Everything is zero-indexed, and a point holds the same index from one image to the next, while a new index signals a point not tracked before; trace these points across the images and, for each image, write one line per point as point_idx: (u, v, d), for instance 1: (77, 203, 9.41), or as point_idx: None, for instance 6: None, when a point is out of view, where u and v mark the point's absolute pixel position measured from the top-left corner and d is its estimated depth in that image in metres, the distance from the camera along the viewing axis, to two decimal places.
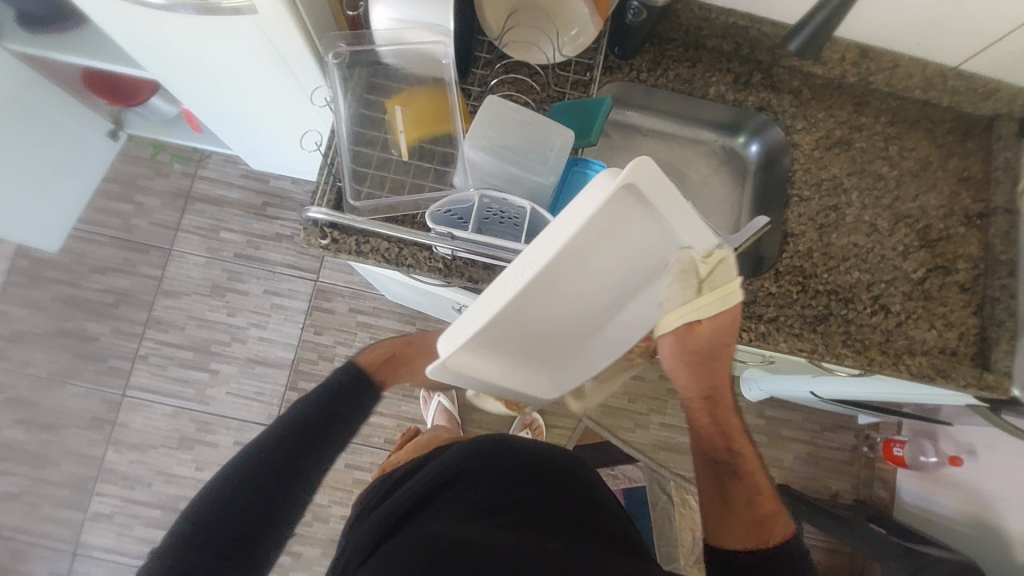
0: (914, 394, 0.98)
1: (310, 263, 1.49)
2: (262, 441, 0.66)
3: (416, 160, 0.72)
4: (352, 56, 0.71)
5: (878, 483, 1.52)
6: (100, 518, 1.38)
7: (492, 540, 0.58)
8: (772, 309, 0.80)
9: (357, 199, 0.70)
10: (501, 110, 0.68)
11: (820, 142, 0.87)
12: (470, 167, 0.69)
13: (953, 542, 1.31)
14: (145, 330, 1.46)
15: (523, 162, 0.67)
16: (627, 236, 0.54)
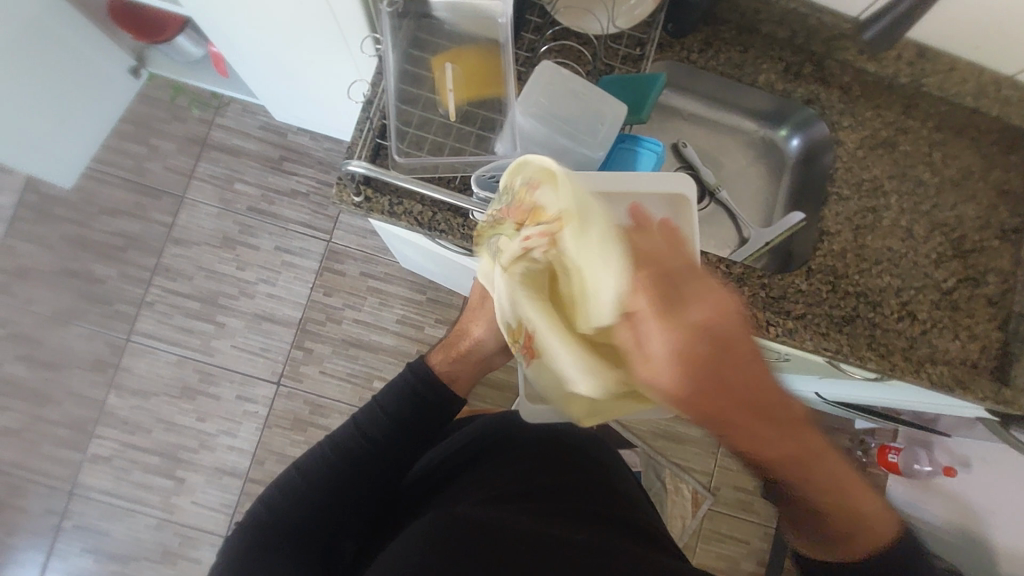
0: (922, 403, 0.99)
1: (324, 223, 1.47)
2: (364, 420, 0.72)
3: (460, 123, 0.69)
4: (404, 6, 0.69)
5: None
6: (98, 460, 1.38)
7: (518, 523, 0.56)
8: (801, 307, 0.80)
9: (397, 157, 0.68)
10: (552, 76, 0.66)
11: (864, 141, 0.86)
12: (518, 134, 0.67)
13: (938, 549, 1.33)
14: (153, 276, 1.44)
15: (575, 132, 0.65)
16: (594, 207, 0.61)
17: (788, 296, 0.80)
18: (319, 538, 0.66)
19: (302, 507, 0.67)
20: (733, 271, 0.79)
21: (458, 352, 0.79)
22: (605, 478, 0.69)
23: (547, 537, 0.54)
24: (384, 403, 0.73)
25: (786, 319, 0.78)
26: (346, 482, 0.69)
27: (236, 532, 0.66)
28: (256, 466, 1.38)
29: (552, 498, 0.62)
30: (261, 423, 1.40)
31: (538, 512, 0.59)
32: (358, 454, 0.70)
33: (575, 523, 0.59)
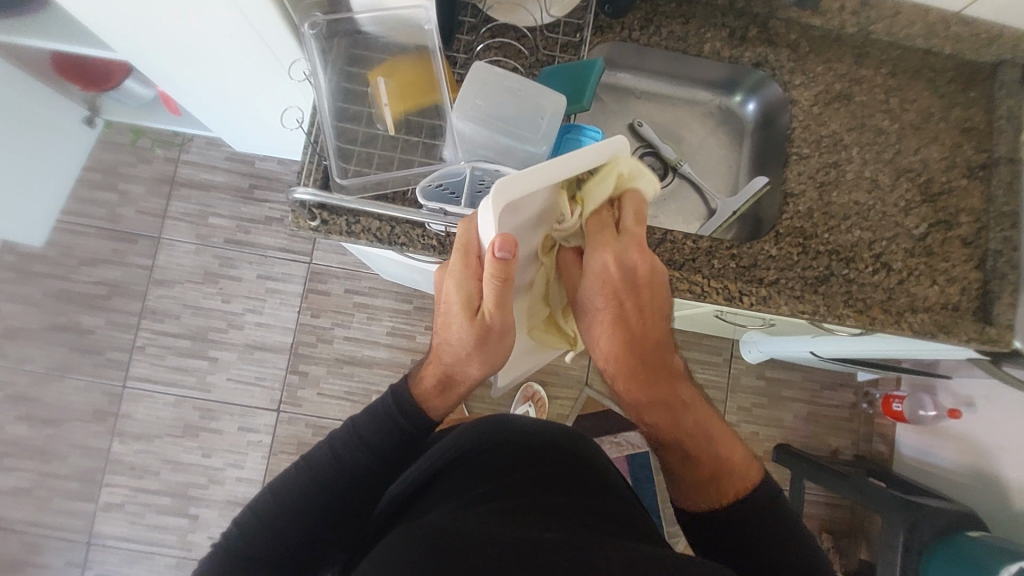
0: (914, 349, 0.98)
1: (302, 246, 1.47)
2: (341, 440, 0.74)
3: (404, 135, 0.69)
4: (329, 26, 0.68)
5: (877, 438, 1.54)
6: (111, 507, 1.39)
7: (486, 527, 0.56)
8: (773, 273, 0.79)
9: (344, 177, 0.68)
10: (485, 75, 0.65)
11: (819, 97, 0.84)
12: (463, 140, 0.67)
13: (952, 492, 1.33)
14: (141, 320, 1.44)
15: (520, 129, 0.65)
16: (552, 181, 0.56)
17: (758, 264, 0.79)
18: (287, 559, 0.70)
19: (273, 533, 0.70)
20: (700, 245, 0.78)
21: (457, 394, 0.74)
22: (583, 466, 0.70)
23: (513, 538, 0.54)
24: (362, 433, 0.74)
25: (759, 287, 0.78)
26: (318, 507, 0.71)
27: (205, 555, 0.70)
28: None
29: (525, 494, 0.63)
30: (265, 452, 1.41)
31: (509, 513, 0.59)
32: (332, 484, 0.72)
33: (547, 519, 0.59)
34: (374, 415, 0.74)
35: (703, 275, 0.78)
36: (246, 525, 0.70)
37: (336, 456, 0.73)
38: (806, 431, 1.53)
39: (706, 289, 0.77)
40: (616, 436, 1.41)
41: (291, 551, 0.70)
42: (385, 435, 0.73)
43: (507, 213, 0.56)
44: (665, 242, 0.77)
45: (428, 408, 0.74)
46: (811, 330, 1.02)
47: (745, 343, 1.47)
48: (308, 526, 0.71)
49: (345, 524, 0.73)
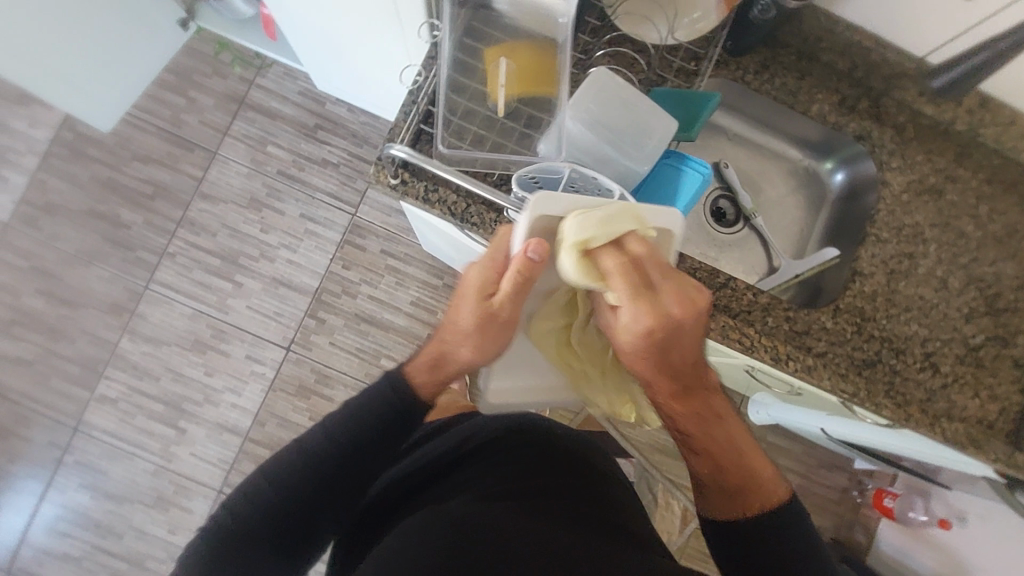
0: (924, 454, 0.99)
1: (351, 196, 1.47)
2: (340, 419, 0.71)
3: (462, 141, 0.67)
4: None
5: (858, 528, 1.53)
6: (106, 400, 1.41)
7: (505, 525, 0.57)
8: (823, 344, 0.79)
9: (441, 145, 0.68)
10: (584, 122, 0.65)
11: (911, 185, 0.83)
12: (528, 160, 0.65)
13: None
14: (177, 228, 1.45)
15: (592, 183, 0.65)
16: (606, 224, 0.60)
17: (811, 332, 0.79)
18: (284, 534, 0.68)
19: (269, 510, 0.68)
20: (759, 300, 0.78)
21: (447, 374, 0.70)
22: (588, 475, 0.71)
23: (529, 541, 0.55)
24: (363, 402, 0.71)
25: (807, 355, 0.78)
26: (316, 482, 0.69)
27: (199, 535, 0.68)
28: (258, 426, 1.42)
29: (544, 499, 0.64)
30: (265, 386, 1.43)
31: (526, 512, 0.60)
32: (333, 451, 0.69)
33: (564, 525, 0.60)
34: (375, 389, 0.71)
35: (756, 329, 0.77)
36: (244, 501, 0.68)
37: (341, 420, 0.70)
38: None
39: (756, 343, 0.76)
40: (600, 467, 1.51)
41: (287, 525, 0.68)
42: (388, 417, 0.71)
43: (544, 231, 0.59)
44: (725, 288, 0.77)
45: (413, 383, 0.71)
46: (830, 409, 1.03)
47: (754, 403, 1.46)
48: (309, 492, 0.69)
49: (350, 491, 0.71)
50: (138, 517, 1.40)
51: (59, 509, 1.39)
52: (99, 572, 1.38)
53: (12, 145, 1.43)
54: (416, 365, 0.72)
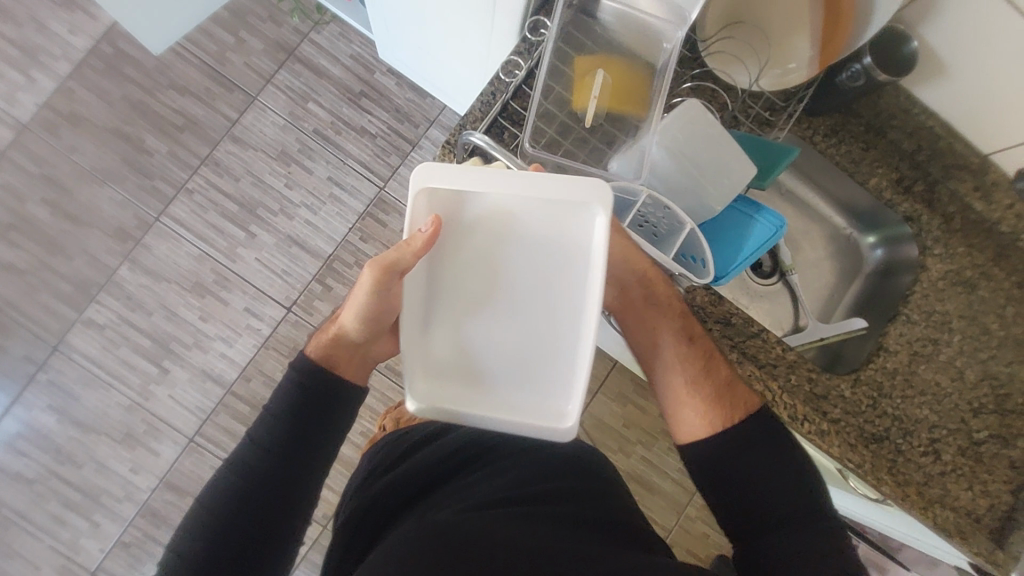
0: (908, 531, 1.01)
1: (382, 169, 1.45)
2: (263, 427, 0.65)
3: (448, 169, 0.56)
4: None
5: None
6: (92, 325, 1.37)
7: (503, 529, 0.59)
8: (838, 411, 0.80)
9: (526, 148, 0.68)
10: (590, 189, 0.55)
11: (947, 276, 0.85)
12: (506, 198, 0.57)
13: None
14: (201, 166, 1.41)
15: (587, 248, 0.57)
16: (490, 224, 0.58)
17: (828, 398, 0.80)
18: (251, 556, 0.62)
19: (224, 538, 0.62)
20: (786, 355, 0.78)
21: (339, 351, 0.67)
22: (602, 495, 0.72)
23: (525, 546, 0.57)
24: (275, 411, 0.65)
25: (822, 420, 0.78)
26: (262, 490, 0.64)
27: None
28: (243, 381, 1.39)
29: (546, 515, 0.63)
30: (258, 342, 1.40)
31: (529, 518, 0.62)
32: (268, 466, 0.64)
33: (567, 533, 0.61)
34: (284, 390, 0.66)
35: (778, 385, 0.77)
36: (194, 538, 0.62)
37: (267, 439, 0.65)
38: None
39: (776, 398, 0.76)
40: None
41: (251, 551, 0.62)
42: (302, 413, 0.65)
43: (444, 208, 0.58)
44: (757, 337, 0.77)
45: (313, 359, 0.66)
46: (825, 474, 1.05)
47: None
48: (259, 522, 0.63)
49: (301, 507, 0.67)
50: (102, 450, 1.36)
51: (21, 427, 1.35)
52: (51, 497, 1.34)
53: (47, 46, 1.38)
54: (314, 339, 0.69)
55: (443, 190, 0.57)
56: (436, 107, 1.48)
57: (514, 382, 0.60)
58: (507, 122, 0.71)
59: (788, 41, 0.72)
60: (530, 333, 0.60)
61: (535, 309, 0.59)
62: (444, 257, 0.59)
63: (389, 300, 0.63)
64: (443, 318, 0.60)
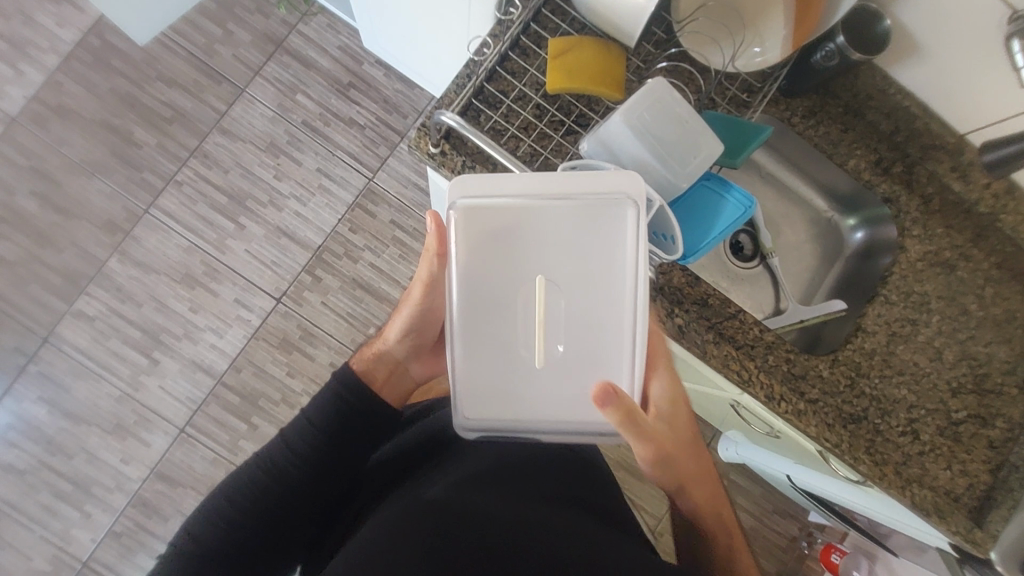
0: (877, 510, 1.02)
1: (371, 160, 1.45)
2: (298, 431, 0.66)
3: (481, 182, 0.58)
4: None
5: None
6: (82, 317, 1.37)
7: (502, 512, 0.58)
8: (816, 392, 0.80)
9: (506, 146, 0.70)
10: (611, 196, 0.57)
11: (925, 256, 0.86)
12: (537, 214, 0.57)
13: None
14: (190, 158, 1.42)
15: (616, 260, 0.57)
16: (517, 239, 0.57)
17: (807, 378, 0.80)
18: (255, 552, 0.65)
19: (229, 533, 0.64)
20: (764, 337, 0.79)
21: (381, 369, 0.71)
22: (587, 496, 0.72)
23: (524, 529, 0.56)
24: (312, 418, 0.66)
25: (799, 399, 0.78)
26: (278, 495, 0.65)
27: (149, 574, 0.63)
28: (233, 372, 1.40)
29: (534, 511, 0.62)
30: (248, 333, 1.41)
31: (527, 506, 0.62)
32: (282, 490, 0.65)
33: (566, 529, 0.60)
34: (323, 398, 0.67)
35: (755, 364, 0.78)
36: (202, 534, 0.63)
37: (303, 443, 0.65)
38: None
39: (753, 377, 0.77)
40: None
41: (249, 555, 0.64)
42: (337, 419, 0.66)
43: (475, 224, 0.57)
44: (734, 318, 0.77)
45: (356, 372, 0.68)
46: (793, 452, 1.09)
47: (730, 443, 1.55)
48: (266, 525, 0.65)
49: (295, 529, 0.67)
50: (93, 441, 1.36)
51: (12, 419, 1.35)
52: (42, 489, 1.35)
53: (35, 40, 1.39)
54: (358, 356, 0.73)
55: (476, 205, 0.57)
56: (425, 97, 1.48)
57: (561, 410, 0.58)
58: (482, 104, 0.71)
59: (764, 22, 0.72)
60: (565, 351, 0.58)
61: (567, 330, 0.58)
62: (475, 272, 0.57)
63: (430, 316, 0.72)
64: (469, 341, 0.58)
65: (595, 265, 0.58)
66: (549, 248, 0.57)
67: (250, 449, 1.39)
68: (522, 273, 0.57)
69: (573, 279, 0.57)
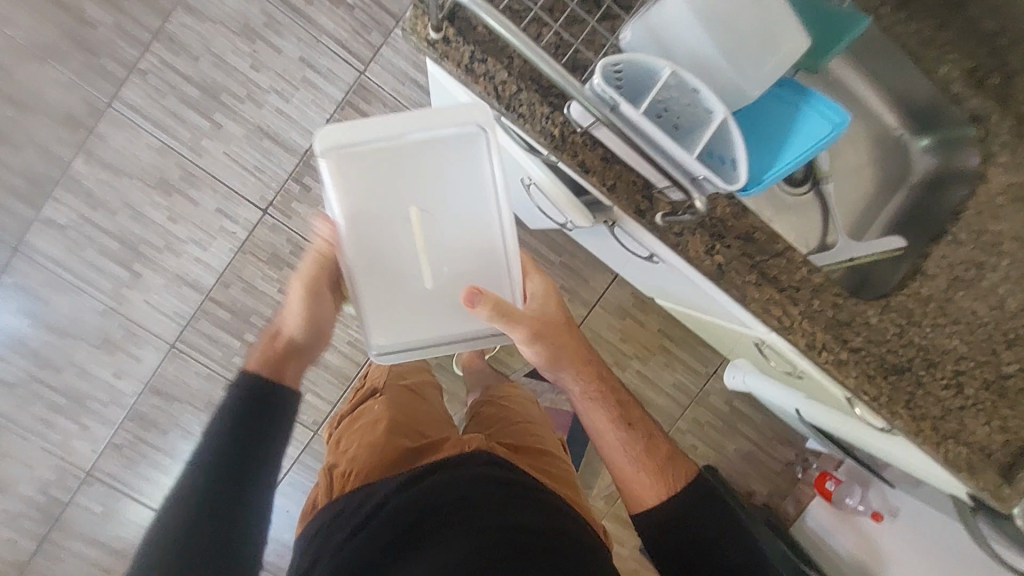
0: (887, 454, 0.99)
1: (361, 50, 1.27)
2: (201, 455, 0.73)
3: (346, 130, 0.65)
4: None
5: (790, 500, 1.71)
6: (52, 225, 1.26)
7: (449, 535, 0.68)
8: (860, 341, 0.72)
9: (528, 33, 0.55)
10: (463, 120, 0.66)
11: (1011, 189, 0.73)
12: (398, 150, 0.66)
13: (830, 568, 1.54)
14: (152, 42, 1.23)
15: (480, 172, 0.69)
16: (392, 173, 0.67)
17: (853, 325, 0.71)
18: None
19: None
20: (812, 279, 0.69)
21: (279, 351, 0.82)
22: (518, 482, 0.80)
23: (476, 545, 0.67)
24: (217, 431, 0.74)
25: (841, 348, 0.70)
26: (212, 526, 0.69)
27: None
28: (222, 287, 1.31)
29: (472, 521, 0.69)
30: (234, 246, 1.31)
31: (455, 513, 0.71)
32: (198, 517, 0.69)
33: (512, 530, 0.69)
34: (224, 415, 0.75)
35: (799, 310, 0.68)
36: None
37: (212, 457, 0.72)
38: (737, 466, 1.69)
39: (795, 325, 0.68)
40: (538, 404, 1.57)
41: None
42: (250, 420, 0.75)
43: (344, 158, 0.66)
44: (781, 257, 0.67)
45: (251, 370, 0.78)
46: (810, 391, 1.04)
47: (736, 373, 1.53)
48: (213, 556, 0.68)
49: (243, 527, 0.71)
50: (81, 355, 1.31)
51: None
52: (35, 401, 1.32)
53: None
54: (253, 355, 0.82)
55: (341, 141, 0.65)
56: None
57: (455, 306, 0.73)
58: None
59: None
60: (451, 240, 0.70)
61: (445, 254, 0.71)
62: (360, 201, 0.67)
63: (323, 309, 0.84)
64: (365, 271, 0.70)
65: (464, 175, 0.69)
66: (422, 171, 0.68)
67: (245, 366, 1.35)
68: (397, 203, 0.68)
69: (446, 197, 0.69)
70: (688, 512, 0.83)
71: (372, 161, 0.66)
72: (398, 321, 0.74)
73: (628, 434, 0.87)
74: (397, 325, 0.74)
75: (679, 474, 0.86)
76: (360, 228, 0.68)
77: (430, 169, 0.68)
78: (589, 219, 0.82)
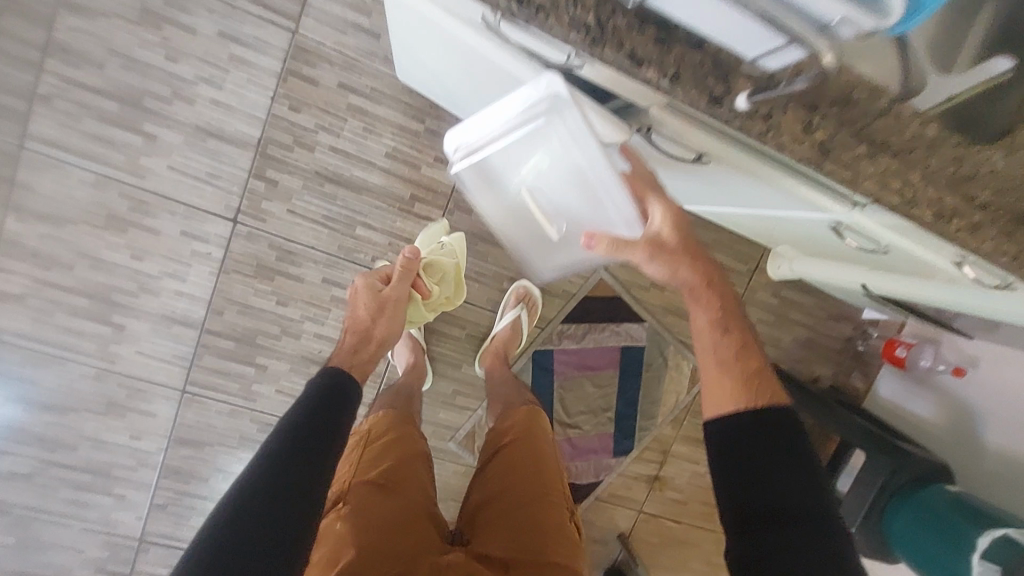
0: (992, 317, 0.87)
1: (287, 5, 1.06)
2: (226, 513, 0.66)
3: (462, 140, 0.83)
4: None
5: (856, 373, 1.66)
6: (7, 298, 1.11)
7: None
8: (990, 194, 0.58)
9: None
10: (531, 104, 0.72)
11: None
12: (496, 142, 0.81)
13: (920, 434, 1.49)
14: (42, 58, 1.02)
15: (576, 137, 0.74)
16: (506, 157, 0.84)
17: (979, 177, 0.57)
18: None
19: None
20: (927, 133, 0.55)
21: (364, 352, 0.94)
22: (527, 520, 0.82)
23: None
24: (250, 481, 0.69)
25: (970, 209, 0.57)
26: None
27: None
28: (215, 317, 1.18)
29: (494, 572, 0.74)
30: (214, 269, 1.16)
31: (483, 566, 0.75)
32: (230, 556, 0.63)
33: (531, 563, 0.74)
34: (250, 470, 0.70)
35: (917, 175, 0.55)
36: None
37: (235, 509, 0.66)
38: (796, 355, 1.62)
39: (915, 195, 0.56)
40: (581, 346, 1.44)
41: None
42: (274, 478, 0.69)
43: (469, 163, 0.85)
44: (887, 115, 0.54)
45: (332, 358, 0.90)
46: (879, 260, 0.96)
47: (782, 264, 1.42)
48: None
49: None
50: (90, 426, 1.20)
51: None
52: (59, 485, 1.22)
53: None
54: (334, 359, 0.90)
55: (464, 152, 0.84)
56: None
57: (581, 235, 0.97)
58: None
59: None
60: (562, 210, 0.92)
61: (563, 204, 0.90)
62: (493, 182, 0.91)
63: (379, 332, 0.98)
64: (505, 221, 1.00)
65: (553, 159, 0.81)
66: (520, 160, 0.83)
67: (267, 392, 1.24)
68: (522, 174, 0.88)
69: (552, 170, 0.85)
70: (758, 425, 0.65)
71: (488, 158, 0.84)
72: (549, 251, 1.05)
73: (726, 339, 0.73)
74: (551, 252, 1.05)
75: (767, 391, 0.69)
76: (497, 194, 0.94)
77: (539, 143, 0.80)
78: (624, 129, 0.71)
